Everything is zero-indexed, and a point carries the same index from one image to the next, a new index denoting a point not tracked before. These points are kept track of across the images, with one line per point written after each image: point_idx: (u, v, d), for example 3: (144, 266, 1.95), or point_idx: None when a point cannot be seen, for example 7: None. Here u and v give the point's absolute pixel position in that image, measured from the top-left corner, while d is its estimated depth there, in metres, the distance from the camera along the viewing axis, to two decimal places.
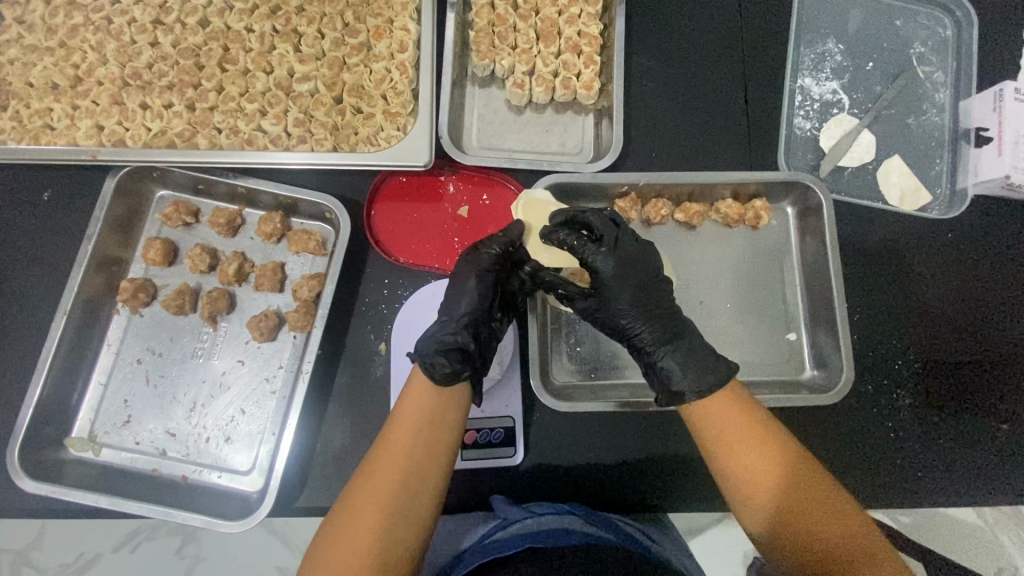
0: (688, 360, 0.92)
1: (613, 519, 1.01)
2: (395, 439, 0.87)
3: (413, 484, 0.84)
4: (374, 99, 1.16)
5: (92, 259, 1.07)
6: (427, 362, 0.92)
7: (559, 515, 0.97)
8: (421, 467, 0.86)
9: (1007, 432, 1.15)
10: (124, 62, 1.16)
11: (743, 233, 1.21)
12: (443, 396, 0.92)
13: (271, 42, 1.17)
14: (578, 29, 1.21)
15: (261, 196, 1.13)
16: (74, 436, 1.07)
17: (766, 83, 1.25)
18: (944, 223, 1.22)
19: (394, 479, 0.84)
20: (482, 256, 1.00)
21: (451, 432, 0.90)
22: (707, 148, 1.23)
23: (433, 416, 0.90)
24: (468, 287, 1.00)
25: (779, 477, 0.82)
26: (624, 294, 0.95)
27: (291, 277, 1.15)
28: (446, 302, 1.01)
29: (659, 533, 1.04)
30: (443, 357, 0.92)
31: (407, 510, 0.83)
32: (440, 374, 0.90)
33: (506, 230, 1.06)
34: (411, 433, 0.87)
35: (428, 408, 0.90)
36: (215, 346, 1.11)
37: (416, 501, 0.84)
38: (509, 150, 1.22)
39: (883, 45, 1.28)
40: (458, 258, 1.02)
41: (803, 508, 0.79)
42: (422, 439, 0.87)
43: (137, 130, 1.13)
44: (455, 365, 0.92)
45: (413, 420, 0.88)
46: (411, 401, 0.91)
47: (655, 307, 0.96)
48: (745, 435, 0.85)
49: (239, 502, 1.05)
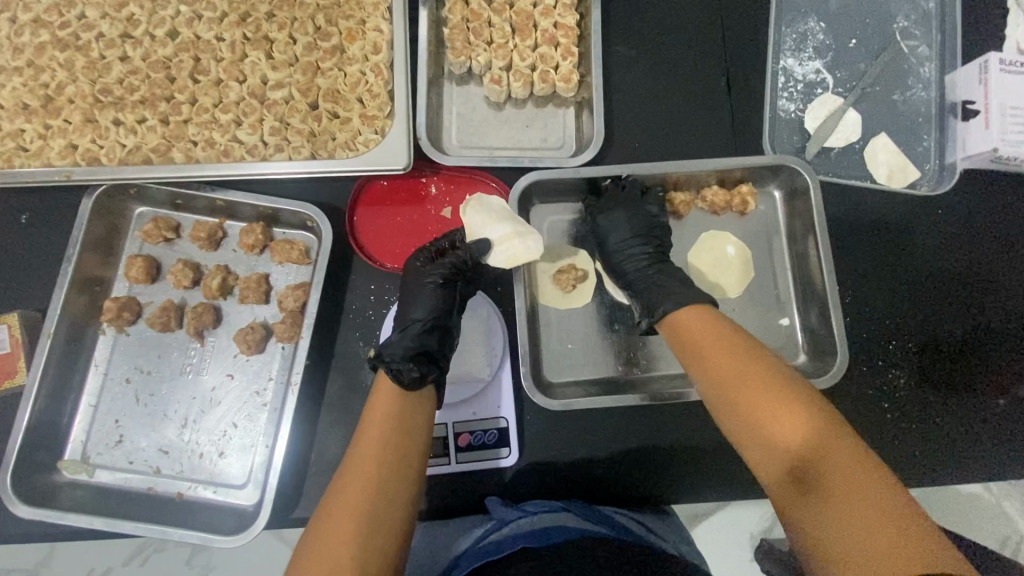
0: (664, 287, 1.01)
1: (607, 512, 1.01)
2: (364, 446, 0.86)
3: (388, 486, 0.83)
4: (351, 103, 1.14)
5: (74, 281, 1.06)
6: (394, 368, 0.94)
7: (552, 513, 0.97)
8: (395, 469, 0.84)
9: (1005, 406, 1.15)
10: (95, 77, 1.14)
11: (731, 219, 1.20)
12: (409, 396, 0.93)
13: (242, 49, 1.15)
14: (553, 21, 1.19)
15: (240, 207, 1.12)
16: (67, 459, 1.07)
17: (748, 65, 1.23)
18: (934, 199, 1.20)
19: (369, 483, 0.82)
20: (436, 266, 1.05)
21: (420, 424, 0.92)
22: (691, 136, 1.21)
23: (403, 421, 0.90)
24: (422, 292, 1.03)
25: (768, 376, 0.85)
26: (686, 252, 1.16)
27: (276, 288, 1.14)
28: (402, 309, 1.04)
29: (659, 524, 1.05)
30: (404, 362, 0.95)
31: (383, 513, 0.80)
32: (409, 377, 0.93)
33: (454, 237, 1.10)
34: (380, 435, 0.87)
35: (397, 414, 0.90)
36: (204, 361, 1.10)
37: (392, 504, 0.82)
38: (490, 148, 1.20)
39: (865, 20, 1.25)
40: (411, 267, 1.06)
41: (770, 417, 0.81)
42: (393, 442, 0.87)
43: (111, 147, 1.12)
44: (422, 368, 0.94)
45: (381, 418, 0.89)
46: (380, 409, 0.91)
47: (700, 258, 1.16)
48: (716, 351, 0.90)
49: (236, 516, 1.04)
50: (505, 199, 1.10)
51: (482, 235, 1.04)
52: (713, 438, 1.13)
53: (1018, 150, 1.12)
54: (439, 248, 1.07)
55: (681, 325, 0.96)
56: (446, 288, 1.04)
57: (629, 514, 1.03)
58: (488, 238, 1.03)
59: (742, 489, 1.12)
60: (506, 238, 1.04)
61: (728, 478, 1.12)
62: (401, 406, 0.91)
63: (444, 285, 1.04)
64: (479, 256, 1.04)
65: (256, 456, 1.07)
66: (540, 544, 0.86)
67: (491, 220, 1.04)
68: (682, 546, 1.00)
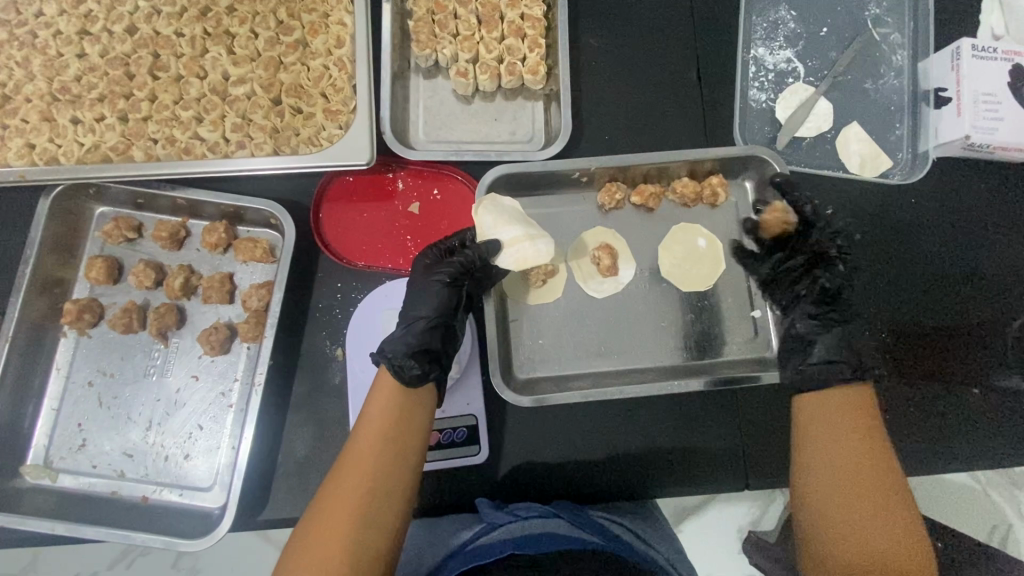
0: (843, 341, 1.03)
1: (600, 519, 1.00)
2: (361, 441, 0.87)
3: (383, 484, 0.84)
4: (314, 98, 1.12)
5: (32, 283, 1.04)
6: (395, 364, 0.92)
7: (543, 518, 0.96)
8: (390, 466, 0.86)
9: (980, 396, 1.14)
10: (52, 76, 1.12)
11: (703, 211, 1.19)
12: (409, 396, 0.92)
13: (202, 45, 1.13)
14: (520, 12, 1.17)
15: (202, 206, 1.10)
16: (29, 464, 1.05)
17: (719, 56, 1.22)
18: (907, 188, 1.19)
19: (365, 481, 0.84)
20: (444, 263, 1.01)
21: (420, 427, 0.91)
22: (661, 127, 1.19)
23: (401, 415, 0.90)
24: (430, 291, 0.99)
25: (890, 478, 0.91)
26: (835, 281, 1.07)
27: (241, 287, 1.12)
28: (408, 305, 1.00)
29: (648, 530, 1.02)
30: (405, 360, 0.93)
31: (377, 510, 0.83)
32: (410, 375, 0.92)
33: (464, 235, 1.05)
34: (378, 438, 0.87)
35: (394, 409, 0.90)
36: (168, 363, 1.08)
37: (386, 501, 0.84)
38: (458, 142, 1.19)
39: (837, 9, 1.24)
40: (417, 263, 1.02)
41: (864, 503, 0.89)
42: (390, 438, 0.87)
43: (69, 146, 1.10)
44: (423, 367, 0.93)
45: (381, 420, 0.89)
46: (379, 402, 0.91)
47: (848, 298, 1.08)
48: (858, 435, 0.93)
49: (201, 520, 1.03)
50: (513, 200, 1.08)
51: (492, 236, 1.03)
52: (686, 431, 1.12)
53: (989, 138, 1.11)
54: (448, 247, 1.03)
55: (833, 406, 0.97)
56: (456, 288, 1.00)
57: (621, 521, 1.01)
58: (498, 241, 1.02)
59: (714, 484, 1.11)
60: (516, 240, 1.02)
61: (700, 473, 1.11)
62: (401, 401, 0.91)
63: (451, 284, 0.99)
64: (488, 257, 1.01)
65: (222, 458, 1.06)
66: (534, 551, 0.86)
67: (502, 221, 1.02)
68: (669, 555, 0.99)
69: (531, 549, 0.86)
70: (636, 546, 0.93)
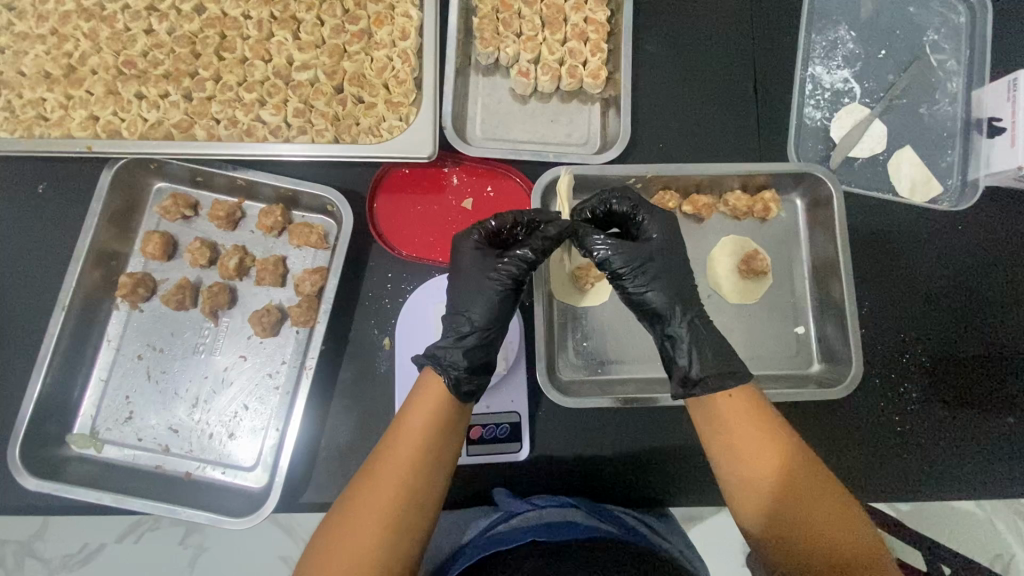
0: (713, 347, 0.93)
1: (617, 512, 1.01)
2: (397, 450, 0.84)
3: (417, 496, 0.82)
4: (376, 88, 1.12)
5: (90, 254, 1.05)
6: (452, 380, 0.90)
7: (561, 508, 0.97)
8: (424, 482, 0.83)
9: (1013, 425, 1.15)
10: (119, 49, 1.13)
11: (752, 225, 1.20)
12: (452, 406, 0.89)
13: (269, 28, 1.14)
14: (584, 16, 1.18)
15: (260, 188, 1.11)
16: (76, 433, 1.06)
17: (775, 72, 1.23)
18: (954, 215, 1.20)
19: (399, 494, 0.80)
20: (505, 266, 0.97)
21: (458, 439, 0.89)
22: (715, 139, 1.20)
23: (444, 427, 0.87)
24: (486, 294, 0.97)
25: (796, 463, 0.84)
26: (660, 266, 0.97)
27: (293, 271, 1.13)
28: (460, 306, 0.98)
29: (660, 525, 1.04)
30: (465, 373, 0.91)
31: (410, 521, 0.80)
32: (465, 392, 0.91)
33: (515, 219, 0.98)
34: (420, 446, 0.84)
35: (438, 419, 0.87)
36: (217, 342, 1.09)
37: (421, 512, 0.81)
38: (514, 141, 1.19)
39: (896, 32, 1.25)
40: (473, 257, 0.98)
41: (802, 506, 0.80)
42: (425, 453, 0.84)
43: (133, 120, 1.11)
44: (477, 383, 0.92)
45: (425, 428, 0.86)
46: (420, 410, 0.88)
47: (678, 279, 0.97)
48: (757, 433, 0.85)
49: (242, 499, 1.04)
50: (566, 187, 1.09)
51: None
52: None
53: None
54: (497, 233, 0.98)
55: (718, 407, 0.89)
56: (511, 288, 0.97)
57: (637, 515, 1.03)
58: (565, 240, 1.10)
59: None
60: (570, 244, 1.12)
61: None
62: (441, 415, 0.88)
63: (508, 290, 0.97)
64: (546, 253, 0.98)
65: (266, 439, 1.07)
66: (553, 540, 0.86)
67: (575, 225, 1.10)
68: (688, 552, 0.99)
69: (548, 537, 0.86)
70: (656, 540, 0.93)
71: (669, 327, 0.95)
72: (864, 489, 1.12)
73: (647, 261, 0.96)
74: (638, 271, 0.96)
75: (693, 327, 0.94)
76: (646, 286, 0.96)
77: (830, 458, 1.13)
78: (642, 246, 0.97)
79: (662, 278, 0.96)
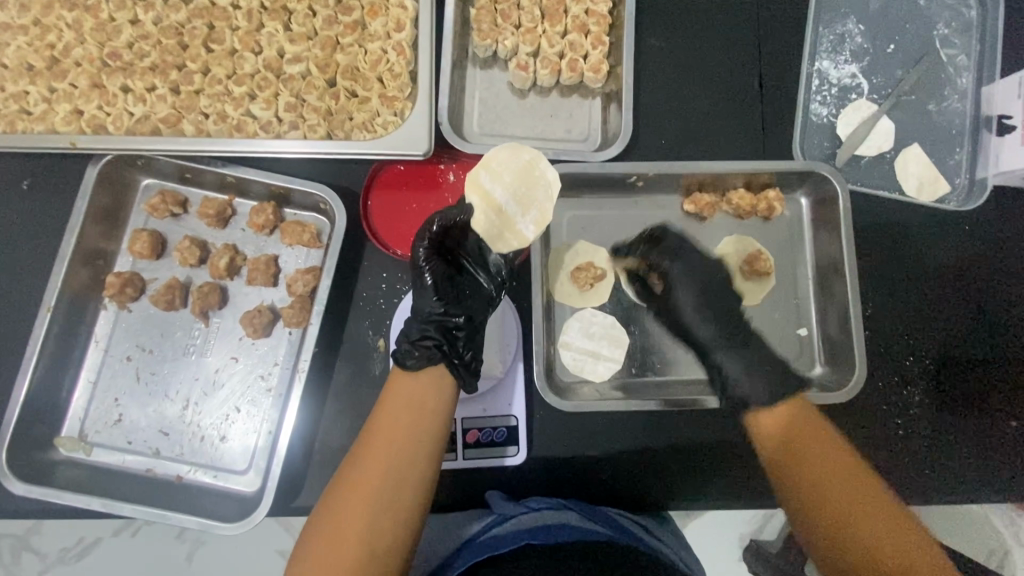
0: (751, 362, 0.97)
1: (612, 513, 0.99)
2: (383, 426, 0.84)
3: (396, 475, 0.81)
4: (370, 82, 1.09)
5: (77, 252, 1.03)
6: (396, 354, 0.92)
7: (554, 510, 0.95)
8: (403, 460, 0.82)
9: (1017, 428, 1.13)
10: (103, 40, 1.09)
11: (755, 224, 1.18)
12: (428, 384, 0.89)
13: (260, 19, 1.10)
14: (584, 7, 1.14)
15: (251, 185, 1.08)
16: (64, 435, 1.04)
17: (782, 67, 1.19)
18: (961, 214, 1.18)
19: (377, 472, 0.81)
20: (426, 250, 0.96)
21: (440, 418, 0.87)
22: (718, 136, 1.17)
23: (422, 406, 0.87)
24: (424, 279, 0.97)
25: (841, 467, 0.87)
26: (688, 292, 1.03)
27: (286, 270, 1.10)
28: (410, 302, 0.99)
29: (656, 527, 1.03)
30: (407, 348, 0.92)
31: (390, 500, 0.80)
32: (411, 362, 0.90)
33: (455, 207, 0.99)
34: (398, 424, 0.84)
35: (414, 399, 0.87)
36: (208, 342, 1.07)
37: (402, 491, 0.80)
38: (511, 138, 1.16)
39: (906, 25, 1.21)
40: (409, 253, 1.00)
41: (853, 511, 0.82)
42: (408, 426, 0.84)
43: (119, 115, 1.07)
44: (424, 351, 0.91)
45: (402, 408, 0.86)
46: (397, 392, 0.89)
47: (721, 306, 1.02)
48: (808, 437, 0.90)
49: (234, 502, 1.02)
50: (506, 163, 0.99)
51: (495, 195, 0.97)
52: (724, 445, 1.10)
53: None
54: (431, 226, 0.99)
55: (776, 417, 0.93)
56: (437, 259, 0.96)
57: (632, 517, 1.01)
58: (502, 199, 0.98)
59: (747, 500, 1.09)
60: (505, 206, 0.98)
61: (735, 487, 1.10)
62: (426, 393, 0.88)
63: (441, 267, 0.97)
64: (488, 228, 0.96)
65: (258, 442, 1.05)
66: (548, 541, 0.85)
67: (501, 186, 0.98)
68: (684, 553, 0.98)
69: (545, 539, 0.85)
70: (652, 542, 0.91)
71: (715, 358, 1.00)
72: None
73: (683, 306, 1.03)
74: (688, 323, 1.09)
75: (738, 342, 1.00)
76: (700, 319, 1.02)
77: None
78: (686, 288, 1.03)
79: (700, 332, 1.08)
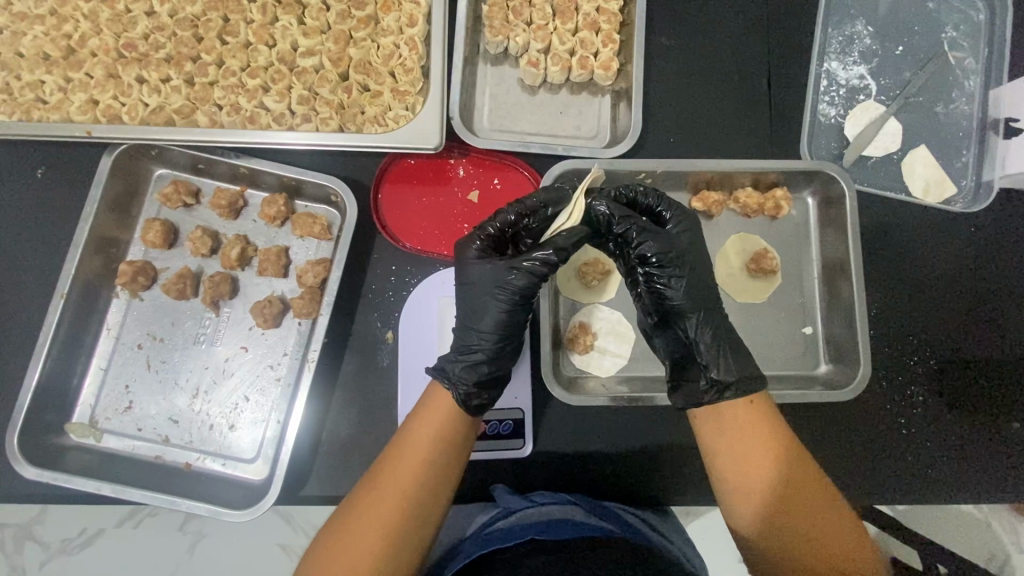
0: (738, 353, 0.91)
1: (616, 509, 0.99)
2: (410, 461, 0.83)
3: (417, 511, 0.81)
4: (382, 76, 1.10)
5: (90, 241, 1.04)
6: (460, 394, 0.87)
7: (559, 505, 0.94)
8: (427, 496, 0.82)
9: (1020, 430, 1.14)
10: (119, 31, 1.10)
11: (762, 222, 1.19)
12: (460, 420, 0.88)
13: (274, 12, 1.11)
14: (595, 6, 1.15)
15: (263, 176, 1.09)
16: (75, 421, 1.06)
17: (791, 67, 1.20)
18: (967, 216, 1.18)
19: (400, 506, 0.80)
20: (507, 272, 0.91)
21: (464, 456, 0.88)
22: (725, 136, 1.18)
23: (451, 445, 0.86)
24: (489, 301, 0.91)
25: (790, 471, 0.85)
26: (691, 262, 0.94)
27: (296, 262, 1.11)
28: (466, 317, 0.93)
29: (659, 521, 1.04)
30: (474, 387, 0.88)
31: (409, 535, 0.80)
32: (474, 404, 0.89)
33: (520, 211, 0.93)
34: (425, 458, 0.84)
35: (445, 435, 0.86)
36: (218, 332, 1.08)
37: (421, 526, 0.81)
38: (521, 133, 1.17)
39: (914, 28, 1.22)
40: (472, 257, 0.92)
41: (801, 515, 0.82)
42: (435, 464, 0.84)
43: (134, 105, 1.09)
44: (488, 395, 0.90)
45: (433, 443, 0.85)
46: (427, 425, 0.86)
47: (700, 271, 0.94)
48: (753, 439, 0.86)
49: (243, 490, 1.03)
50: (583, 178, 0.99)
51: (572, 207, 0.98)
52: None
53: None
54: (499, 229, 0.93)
55: (732, 413, 0.89)
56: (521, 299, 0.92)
57: (636, 511, 1.02)
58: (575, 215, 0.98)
59: None
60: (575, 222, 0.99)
61: None
62: (454, 430, 0.87)
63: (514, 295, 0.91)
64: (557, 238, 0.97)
65: (267, 431, 1.05)
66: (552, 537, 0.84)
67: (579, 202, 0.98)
68: (687, 549, 0.98)
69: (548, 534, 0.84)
70: (655, 539, 0.91)
71: (692, 335, 0.92)
72: (869, 492, 1.12)
73: (674, 249, 0.92)
74: (666, 268, 0.92)
75: (719, 332, 0.92)
76: (676, 283, 0.92)
77: (835, 462, 1.12)
78: (673, 241, 0.93)
79: (687, 274, 0.92)
